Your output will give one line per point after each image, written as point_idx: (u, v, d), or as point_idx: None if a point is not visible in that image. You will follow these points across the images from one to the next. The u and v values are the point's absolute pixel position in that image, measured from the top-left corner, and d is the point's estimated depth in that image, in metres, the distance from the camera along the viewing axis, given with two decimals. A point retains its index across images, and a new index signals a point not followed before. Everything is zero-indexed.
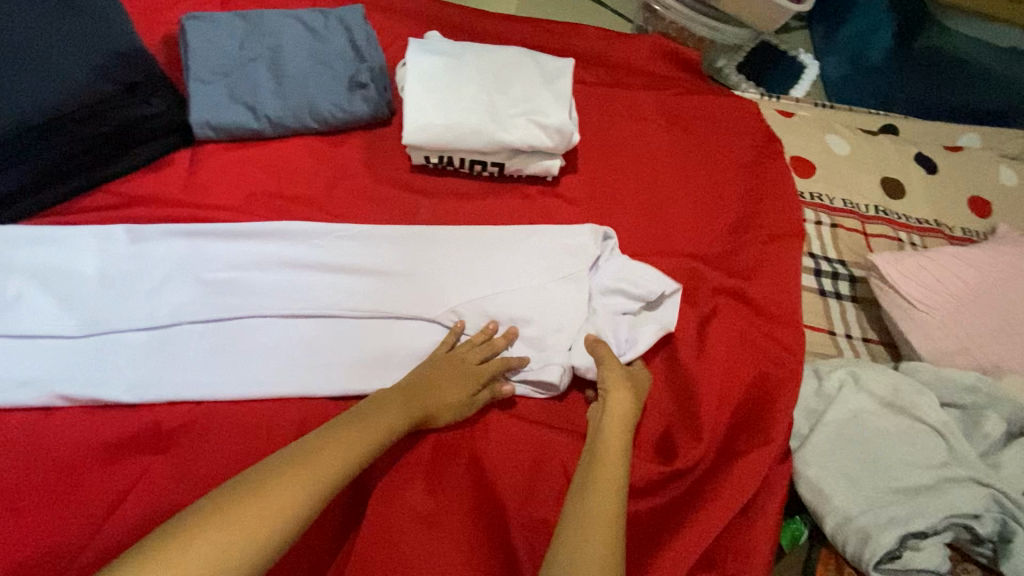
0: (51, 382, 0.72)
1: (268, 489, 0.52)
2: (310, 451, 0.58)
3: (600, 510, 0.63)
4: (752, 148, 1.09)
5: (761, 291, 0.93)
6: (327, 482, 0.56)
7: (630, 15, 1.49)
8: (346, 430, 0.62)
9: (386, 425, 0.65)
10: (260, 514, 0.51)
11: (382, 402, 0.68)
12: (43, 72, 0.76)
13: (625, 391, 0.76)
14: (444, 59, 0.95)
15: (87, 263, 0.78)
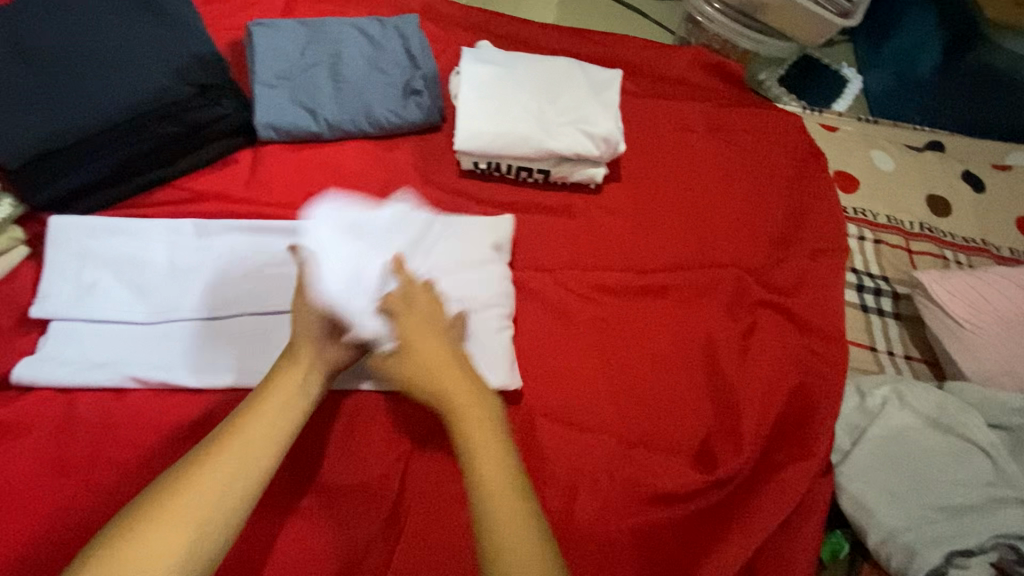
0: (123, 365, 0.76)
1: (155, 522, 0.51)
2: (195, 468, 0.55)
3: (498, 501, 0.54)
4: (795, 161, 1.10)
5: (804, 305, 0.93)
6: (226, 498, 0.54)
7: (672, 27, 1.50)
8: (222, 442, 0.57)
9: (271, 421, 0.60)
10: (162, 547, 0.50)
11: (270, 388, 0.63)
12: (133, 75, 0.82)
13: (420, 358, 0.65)
14: (497, 69, 0.98)
15: (156, 254, 0.82)
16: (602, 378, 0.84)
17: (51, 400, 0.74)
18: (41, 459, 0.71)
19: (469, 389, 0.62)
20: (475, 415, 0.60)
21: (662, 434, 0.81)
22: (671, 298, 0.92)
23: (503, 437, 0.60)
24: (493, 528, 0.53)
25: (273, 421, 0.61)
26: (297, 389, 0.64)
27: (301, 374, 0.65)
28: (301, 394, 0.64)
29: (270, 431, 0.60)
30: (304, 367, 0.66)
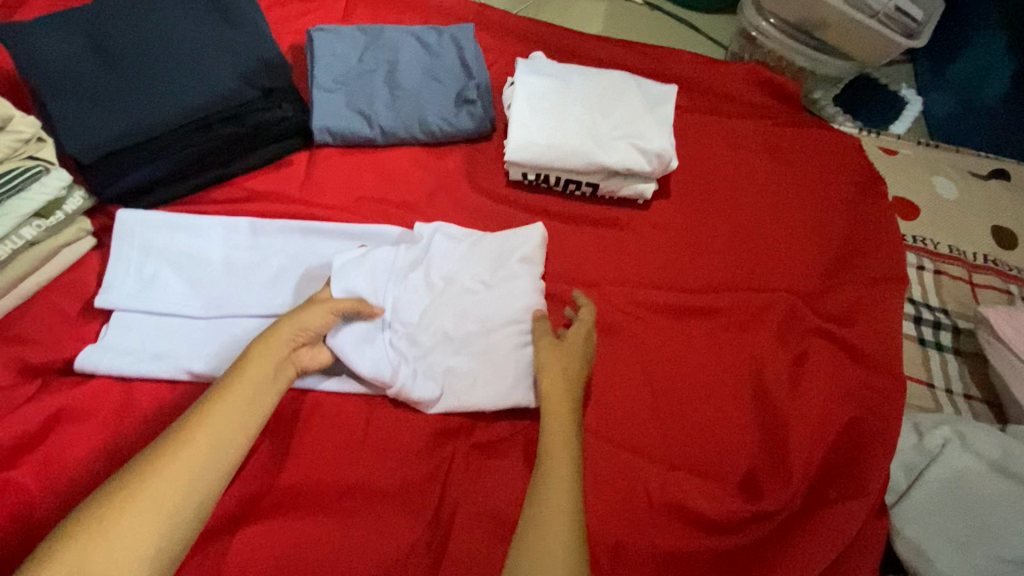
0: (178, 357, 0.77)
1: (105, 537, 0.53)
2: (140, 485, 0.56)
3: (554, 513, 0.61)
4: (852, 184, 1.06)
5: (859, 334, 0.90)
6: (171, 521, 0.56)
7: (724, 42, 1.48)
8: (192, 435, 0.60)
9: (236, 413, 0.63)
10: (136, 535, 0.54)
11: (224, 397, 0.64)
12: (205, 76, 0.84)
13: (560, 362, 0.75)
14: (552, 81, 0.98)
15: (213, 250, 0.85)
16: (646, 398, 0.83)
17: (108, 387, 0.76)
18: (96, 445, 0.72)
19: (569, 416, 0.70)
20: (563, 435, 0.68)
21: (708, 460, 0.79)
22: (720, 320, 0.89)
23: (577, 458, 0.67)
24: (541, 531, 0.60)
25: (222, 433, 0.61)
26: (248, 400, 0.64)
27: (256, 383, 0.66)
28: (254, 404, 0.65)
29: (236, 421, 0.63)
30: (261, 374, 0.67)
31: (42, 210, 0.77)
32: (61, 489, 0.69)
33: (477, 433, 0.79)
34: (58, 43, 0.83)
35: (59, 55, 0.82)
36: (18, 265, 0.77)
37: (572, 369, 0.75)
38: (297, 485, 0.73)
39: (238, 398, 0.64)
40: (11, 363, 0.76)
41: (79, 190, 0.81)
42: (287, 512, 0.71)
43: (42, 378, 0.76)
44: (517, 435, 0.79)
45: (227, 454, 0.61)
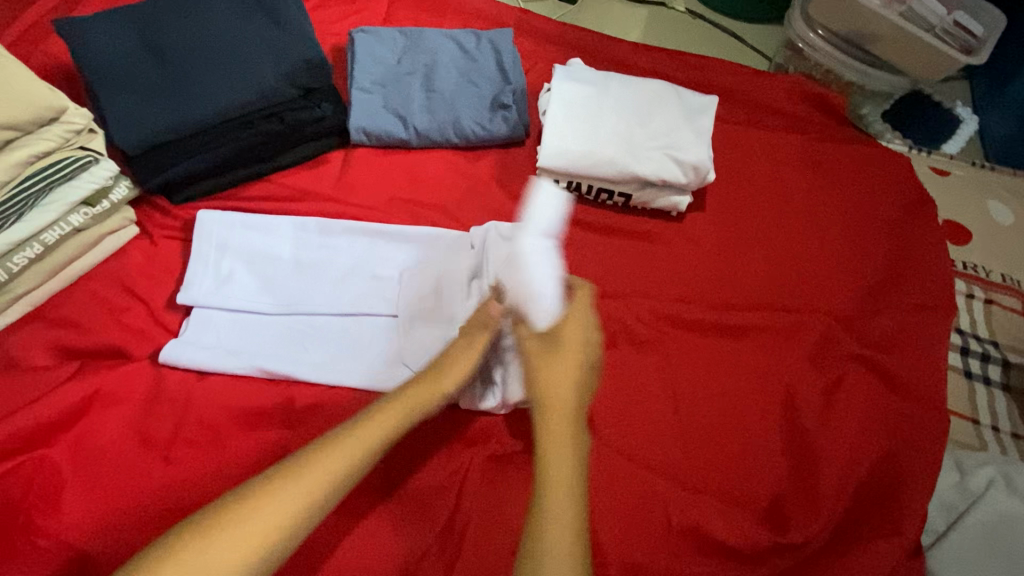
0: (252, 355, 0.79)
1: (217, 538, 0.52)
2: (263, 497, 0.55)
3: (557, 547, 0.52)
4: (901, 205, 1.01)
5: (899, 364, 0.86)
6: (268, 542, 0.54)
7: (768, 52, 1.44)
8: (319, 456, 0.58)
9: (366, 449, 0.59)
10: (237, 548, 0.52)
11: (294, 477, 0.56)
12: (251, 77, 0.87)
13: (560, 353, 0.63)
14: (589, 88, 0.97)
15: (284, 248, 0.87)
16: (671, 416, 0.81)
17: (141, 373, 0.78)
18: (127, 429, 0.74)
19: (572, 410, 0.60)
20: (567, 439, 0.59)
21: (733, 485, 0.77)
22: (754, 340, 0.87)
23: (582, 465, 0.58)
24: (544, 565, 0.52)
25: (276, 525, 0.54)
26: (314, 484, 0.57)
27: (338, 466, 0.58)
28: (322, 496, 0.57)
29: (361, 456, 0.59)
30: (350, 452, 0.59)
31: (89, 199, 0.80)
32: (91, 469, 0.71)
33: (495, 442, 0.78)
34: (112, 39, 0.86)
35: (114, 51, 0.85)
36: (66, 250, 0.81)
37: (574, 345, 0.63)
38: None
39: (376, 429, 0.60)
40: (53, 345, 0.79)
41: (125, 180, 0.84)
42: None
43: (80, 360, 0.79)
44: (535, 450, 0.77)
45: (335, 494, 0.58)
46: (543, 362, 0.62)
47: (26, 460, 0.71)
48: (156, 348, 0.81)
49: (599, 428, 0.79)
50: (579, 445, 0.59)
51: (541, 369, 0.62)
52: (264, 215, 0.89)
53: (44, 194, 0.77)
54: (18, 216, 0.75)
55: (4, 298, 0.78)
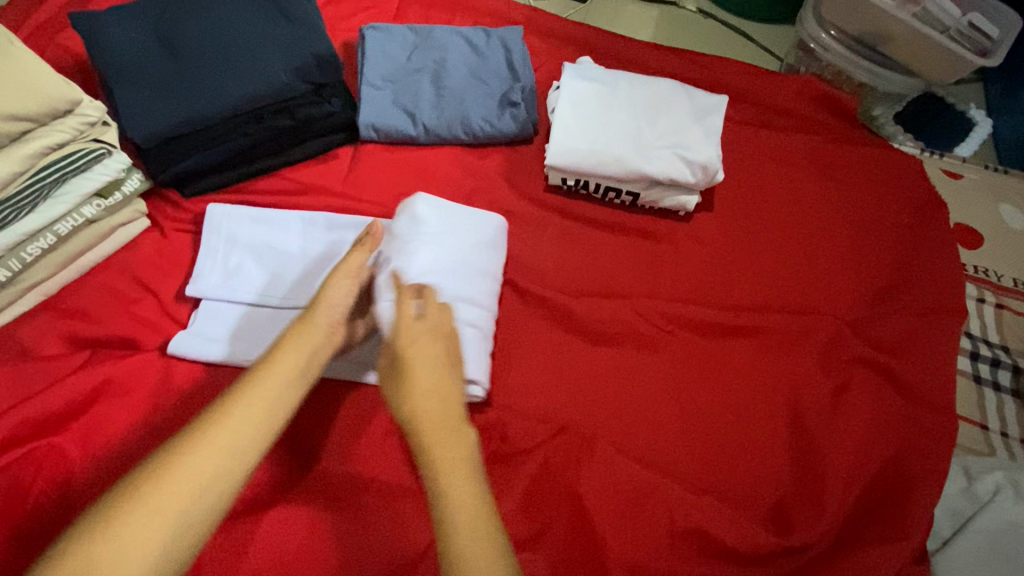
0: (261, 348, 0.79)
1: (132, 513, 0.49)
2: (171, 464, 0.52)
3: (467, 528, 0.53)
4: (910, 208, 1.00)
5: (907, 367, 0.85)
6: (193, 504, 0.51)
7: (780, 53, 1.43)
8: (224, 414, 0.56)
9: (270, 398, 0.58)
10: (158, 516, 0.50)
11: (231, 410, 0.56)
12: (260, 71, 0.86)
13: (427, 351, 0.64)
14: (598, 87, 0.97)
15: (293, 241, 0.87)
16: (675, 416, 0.80)
17: (150, 363, 0.79)
18: (135, 419, 0.75)
19: (451, 400, 0.61)
20: (451, 427, 0.59)
21: (735, 485, 0.76)
22: (759, 341, 0.86)
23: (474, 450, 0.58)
24: (460, 551, 0.52)
25: (202, 475, 0.53)
26: (248, 410, 0.57)
27: (273, 392, 0.59)
28: (237, 450, 0.55)
29: (270, 405, 0.58)
30: (274, 384, 0.59)
31: (102, 191, 0.81)
32: (98, 458, 0.72)
33: (498, 440, 0.77)
34: (127, 33, 0.87)
35: (128, 45, 0.86)
36: (78, 241, 0.82)
37: (439, 341, 0.65)
38: (316, 476, 0.73)
39: (275, 379, 0.60)
40: (66, 334, 0.80)
41: (138, 172, 0.85)
42: (307, 501, 0.71)
43: (91, 349, 0.80)
44: (538, 449, 0.76)
45: (253, 446, 0.56)
46: (415, 361, 0.63)
47: (37, 448, 0.71)
48: (164, 340, 0.82)
49: (601, 426, 0.79)
50: (458, 432, 0.59)
51: (409, 372, 0.62)
52: (274, 209, 0.89)
53: (57, 185, 0.77)
54: (32, 207, 0.76)
55: (18, 287, 0.79)
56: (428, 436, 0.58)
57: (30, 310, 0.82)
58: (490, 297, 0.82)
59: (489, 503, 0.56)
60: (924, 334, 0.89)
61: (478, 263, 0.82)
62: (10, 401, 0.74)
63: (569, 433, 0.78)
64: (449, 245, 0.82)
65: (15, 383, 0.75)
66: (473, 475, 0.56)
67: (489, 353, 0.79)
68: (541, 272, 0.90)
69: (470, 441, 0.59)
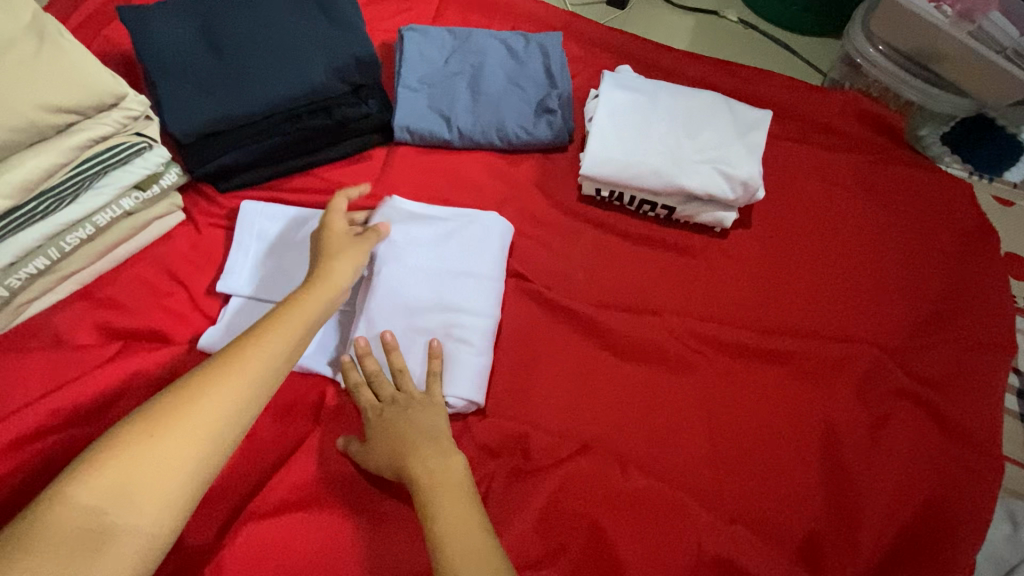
0: None
1: (150, 446, 0.52)
2: (187, 401, 0.54)
3: (459, 530, 0.58)
4: (958, 234, 0.96)
5: (950, 403, 0.82)
6: (210, 440, 0.54)
7: (823, 67, 1.39)
8: (239, 355, 0.58)
9: (283, 343, 0.61)
10: (173, 449, 0.52)
11: (253, 344, 0.59)
12: (301, 70, 0.86)
13: (397, 413, 0.70)
14: (638, 97, 0.95)
15: None
16: (704, 439, 0.78)
17: (178, 357, 0.79)
18: None
19: (430, 429, 0.69)
20: (435, 453, 0.66)
21: (765, 515, 0.74)
22: (794, 368, 0.83)
23: (460, 465, 0.66)
24: (455, 547, 0.57)
25: (218, 413, 0.55)
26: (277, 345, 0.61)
27: (291, 331, 0.62)
28: (252, 390, 0.57)
29: (284, 347, 0.61)
30: (290, 330, 0.62)
31: (141, 183, 0.82)
32: None
33: (520, 456, 0.76)
34: (172, 28, 0.87)
35: (173, 40, 0.87)
36: (116, 231, 0.83)
37: (404, 399, 0.72)
38: (338, 481, 0.73)
39: (289, 325, 0.63)
40: (99, 325, 0.81)
41: (175, 167, 0.86)
42: (327, 507, 0.71)
43: (121, 341, 0.81)
44: (560, 468, 0.74)
45: (268, 385, 0.59)
46: (385, 426, 0.69)
47: (64, 437, 0.72)
48: (194, 334, 0.83)
49: (628, 446, 0.77)
50: (443, 453, 0.66)
51: (382, 439, 0.69)
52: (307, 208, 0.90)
53: (99, 176, 0.78)
54: (74, 197, 0.77)
55: (54, 276, 0.80)
56: (411, 472, 0.65)
57: (66, 299, 0.83)
58: (487, 303, 0.81)
59: (477, 505, 0.62)
60: (966, 367, 0.85)
61: (472, 269, 0.83)
62: (41, 388, 0.75)
63: (594, 452, 0.76)
64: (446, 252, 0.83)
65: (46, 370, 0.76)
66: (460, 486, 0.63)
67: (486, 364, 0.78)
68: (571, 284, 0.89)
69: (456, 460, 0.66)
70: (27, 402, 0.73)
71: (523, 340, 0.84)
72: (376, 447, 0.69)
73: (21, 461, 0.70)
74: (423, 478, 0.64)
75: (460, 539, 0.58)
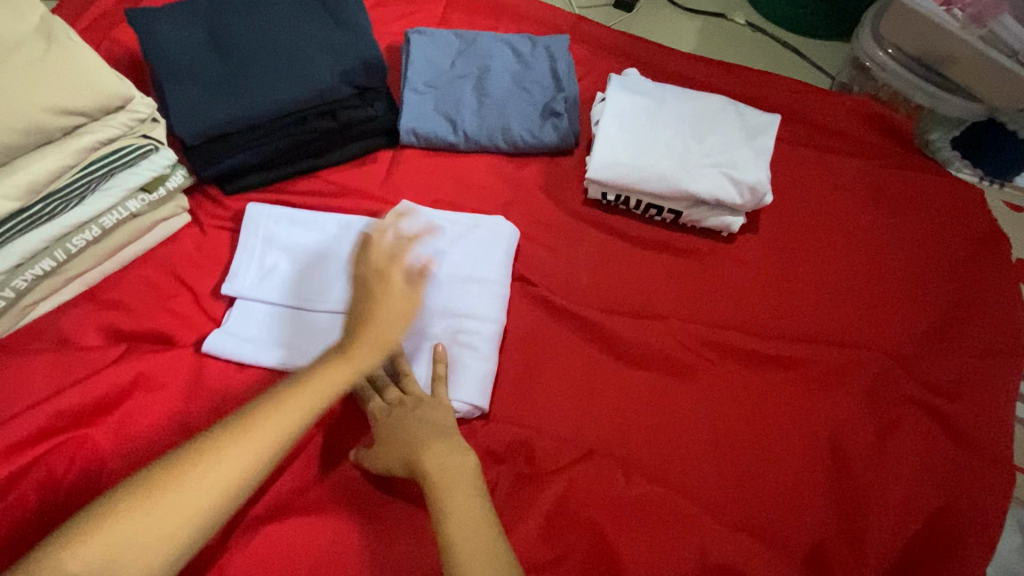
0: (290, 353, 0.79)
1: (155, 509, 0.53)
2: (198, 467, 0.55)
3: (472, 526, 0.58)
4: (968, 240, 0.95)
5: (961, 411, 0.80)
6: (209, 511, 0.54)
7: (832, 70, 1.38)
8: (255, 425, 0.57)
9: (301, 416, 0.58)
10: (174, 517, 0.53)
11: (270, 413, 0.58)
12: (307, 73, 0.86)
13: (406, 412, 0.69)
14: (645, 101, 0.94)
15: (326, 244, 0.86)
16: (710, 445, 0.77)
17: (182, 359, 0.79)
18: (167, 416, 0.75)
19: (438, 425, 0.68)
20: (445, 446, 0.65)
21: (772, 523, 0.73)
22: (801, 375, 0.82)
23: (470, 457, 0.65)
24: (468, 543, 0.56)
25: (222, 485, 0.55)
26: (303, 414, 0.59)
27: (311, 404, 0.59)
28: (258, 465, 0.56)
29: (300, 421, 0.58)
30: (311, 401, 0.59)
31: (147, 185, 0.82)
32: (127, 452, 0.72)
33: (524, 462, 0.75)
34: (179, 30, 0.88)
35: (180, 43, 0.87)
36: (122, 233, 0.83)
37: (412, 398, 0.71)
38: (342, 485, 0.72)
39: (310, 396, 0.59)
40: (104, 327, 0.81)
41: (182, 169, 0.86)
42: (330, 511, 0.70)
43: (126, 342, 0.81)
44: (564, 474, 0.74)
45: (274, 460, 0.57)
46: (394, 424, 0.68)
47: (68, 439, 0.72)
48: (199, 336, 0.83)
49: (633, 452, 0.77)
50: (452, 446, 0.65)
51: (390, 435, 0.67)
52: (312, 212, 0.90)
53: (105, 179, 0.78)
54: (79, 199, 0.77)
55: (60, 278, 0.80)
56: (421, 466, 0.63)
57: (72, 300, 0.83)
58: (494, 309, 0.81)
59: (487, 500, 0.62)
60: (977, 375, 0.84)
61: (477, 274, 0.83)
62: (45, 390, 0.75)
63: (599, 458, 0.75)
64: (451, 257, 0.83)
65: (51, 371, 0.76)
66: (472, 479, 0.62)
67: (491, 369, 0.78)
68: (576, 288, 0.88)
69: (465, 454, 0.65)
70: (31, 404, 0.73)
71: (527, 344, 0.84)
72: (384, 445, 0.68)
73: (25, 463, 0.70)
74: (435, 471, 0.62)
75: (474, 534, 0.57)
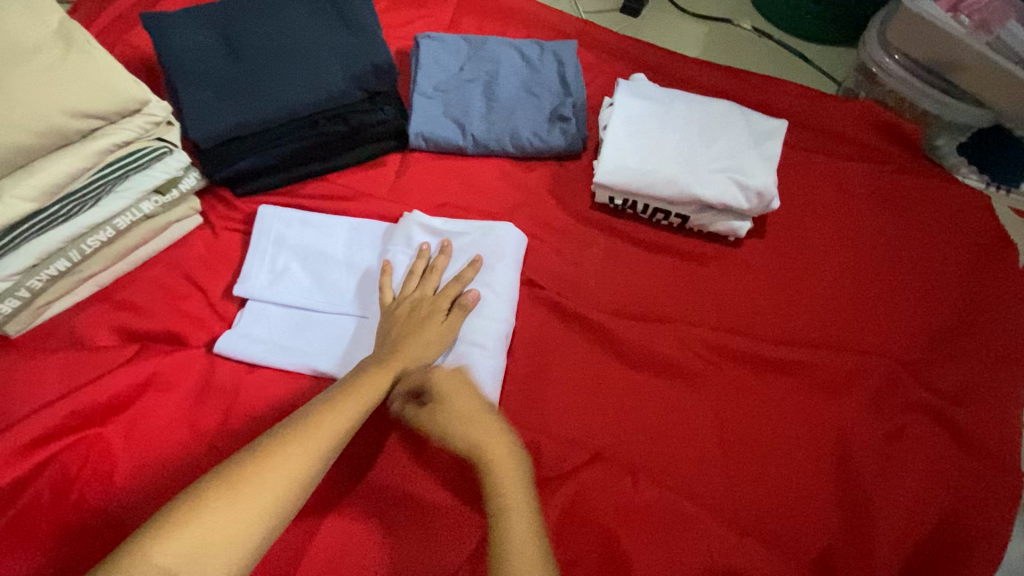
0: (301, 354, 0.80)
1: (210, 520, 0.51)
2: (251, 473, 0.54)
3: (526, 506, 0.62)
4: (976, 246, 0.95)
5: (967, 417, 0.81)
6: (266, 518, 0.53)
7: (838, 76, 1.38)
8: (307, 429, 0.58)
9: (351, 417, 0.61)
10: (231, 525, 0.51)
11: (322, 416, 0.60)
12: (320, 77, 0.88)
13: (455, 388, 0.71)
14: (652, 105, 0.95)
15: (337, 246, 0.88)
16: (716, 449, 0.78)
17: (194, 359, 0.80)
18: (180, 415, 0.76)
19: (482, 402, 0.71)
20: (495, 428, 0.68)
21: (779, 528, 0.73)
22: (808, 379, 0.82)
23: (513, 438, 0.68)
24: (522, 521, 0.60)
25: (279, 488, 0.54)
26: (348, 423, 0.61)
27: (359, 407, 0.62)
28: (311, 465, 0.57)
29: (351, 422, 0.61)
30: (359, 404, 0.63)
31: (160, 188, 0.83)
32: (140, 451, 0.73)
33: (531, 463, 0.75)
34: (191, 35, 0.89)
35: (193, 47, 0.88)
36: (135, 234, 0.84)
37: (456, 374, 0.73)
38: (350, 484, 0.73)
39: (359, 399, 0.63)
40: (118, 327, 0.82)
41: (195, 172, 0.86)
42: (339, 511, 0.71)
43: (139, 342, 0.81)
44: (571, 477, 0.74)
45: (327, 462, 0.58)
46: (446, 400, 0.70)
47: (81, 438, 0.73)
48: (210, 337, 0.84)
49: (639, 456, 0.77)
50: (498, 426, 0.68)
51: (447, 410, 0.69)
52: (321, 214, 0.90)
53: (120, 180, 0.80)
54: (95, 200, 0.78)
55: (75, 278, 0.81)
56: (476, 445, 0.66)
57: (86, 300, 0.84)
58: (503, 310, 0.81)
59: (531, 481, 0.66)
60: (982, 381, 0.84)
61: (485, 275, 0.83)
62: (60, 389, 0.75)
63: (606, 461, 0.76)
64: (459, 259, 0.85)
65: (65, 370, 0.76)
66: (518, 460, 0.66)
67: (500, 369, 0.78)
68: (584, 291, 0.89)
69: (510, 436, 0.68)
70: (46, 402, 0.74)
71: (535, 347, 0.84)
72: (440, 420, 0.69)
73: (38, 461, 0.70)
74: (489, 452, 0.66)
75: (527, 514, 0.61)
